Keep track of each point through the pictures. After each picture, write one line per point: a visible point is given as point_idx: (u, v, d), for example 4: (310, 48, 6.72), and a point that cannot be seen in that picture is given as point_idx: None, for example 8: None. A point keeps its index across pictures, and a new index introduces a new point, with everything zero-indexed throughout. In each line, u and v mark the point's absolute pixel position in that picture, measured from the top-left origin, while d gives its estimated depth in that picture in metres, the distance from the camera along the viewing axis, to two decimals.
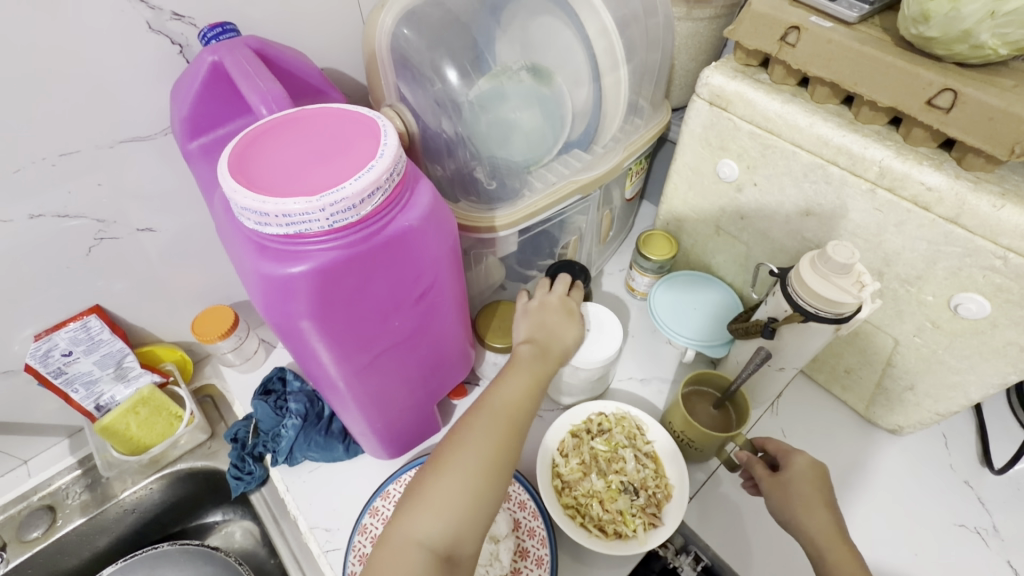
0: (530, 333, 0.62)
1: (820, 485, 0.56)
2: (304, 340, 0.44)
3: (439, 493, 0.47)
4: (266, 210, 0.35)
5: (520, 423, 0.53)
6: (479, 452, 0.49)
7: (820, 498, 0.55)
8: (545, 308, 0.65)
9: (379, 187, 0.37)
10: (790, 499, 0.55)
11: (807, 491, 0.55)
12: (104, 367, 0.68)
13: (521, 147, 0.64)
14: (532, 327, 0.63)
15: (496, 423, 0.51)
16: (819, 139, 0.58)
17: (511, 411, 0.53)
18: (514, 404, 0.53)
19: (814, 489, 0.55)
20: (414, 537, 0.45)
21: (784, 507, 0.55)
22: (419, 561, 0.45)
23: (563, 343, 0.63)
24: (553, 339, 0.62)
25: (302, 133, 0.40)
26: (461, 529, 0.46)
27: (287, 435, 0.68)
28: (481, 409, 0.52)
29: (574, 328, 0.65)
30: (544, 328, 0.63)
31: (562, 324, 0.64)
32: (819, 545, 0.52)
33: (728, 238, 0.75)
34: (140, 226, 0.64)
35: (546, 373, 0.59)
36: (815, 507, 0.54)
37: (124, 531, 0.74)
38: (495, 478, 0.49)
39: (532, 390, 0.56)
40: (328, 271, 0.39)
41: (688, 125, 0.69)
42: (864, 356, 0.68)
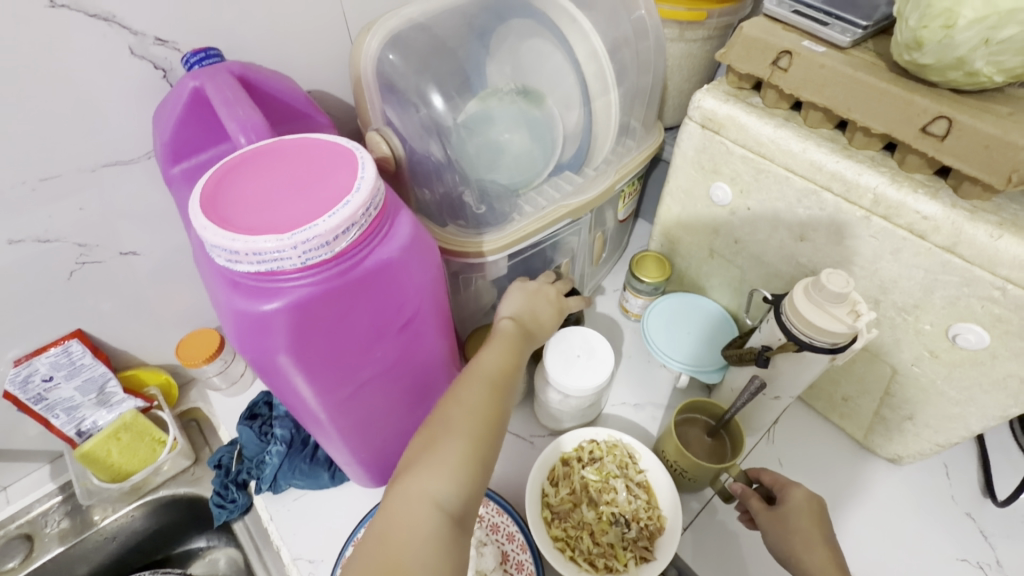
0: (517, 310, 0.60)
1: (818, 519, 0.54)
2: (282, 375, 0.43)
3: (446, 451, 0.44)
4: (236, 248, 0.34)
5: (509, 384, 0.52)
6: (479, 410, 0.47)
7: (819, 535, 0.53)
8: (540, 295, 0.64)
9: (355, 223, 0.36)
10: (790, 534, 0.53)
11: (806, 526, 0.53)
12: (86, 392, 0.66)
13: (510, 170, 0.64)
14: (520, 305, 0.61)
15: (489, 382, 0.50)
16: (812, 164, 0.57)
17: (501, 372, 0.52)
18: (503, 367, 0.52)
19: (813, 523, 0.53)
20: (426, 499, 0.42)
21: (784, 544, 0.53)
22: (435, 523, 0.41)
23: (542, 321, 0.62)
24: (537, 320, 0.61)
25: (277, 167, 0.39)
26: (473, 485, 0.44)
27: (271, 462, 0.67)
28: (471, 371, 0.51)
29: (556, 312, 0.64)
30: (529, 306, 0.62)
31: (544, 305, 0.64)
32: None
33: (722, 261, 0.74)
34: (125, 249, 0.63)
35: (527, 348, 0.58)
36: (814, 544, 0.52)
37: (103, 559, 0.72)
38: (496, 431, 0.47)
39: (516, 354, 0.55)
40: (304, 306, 0.38)
41: (681, 147, 0.68)
42: (862, 384, 0.66)
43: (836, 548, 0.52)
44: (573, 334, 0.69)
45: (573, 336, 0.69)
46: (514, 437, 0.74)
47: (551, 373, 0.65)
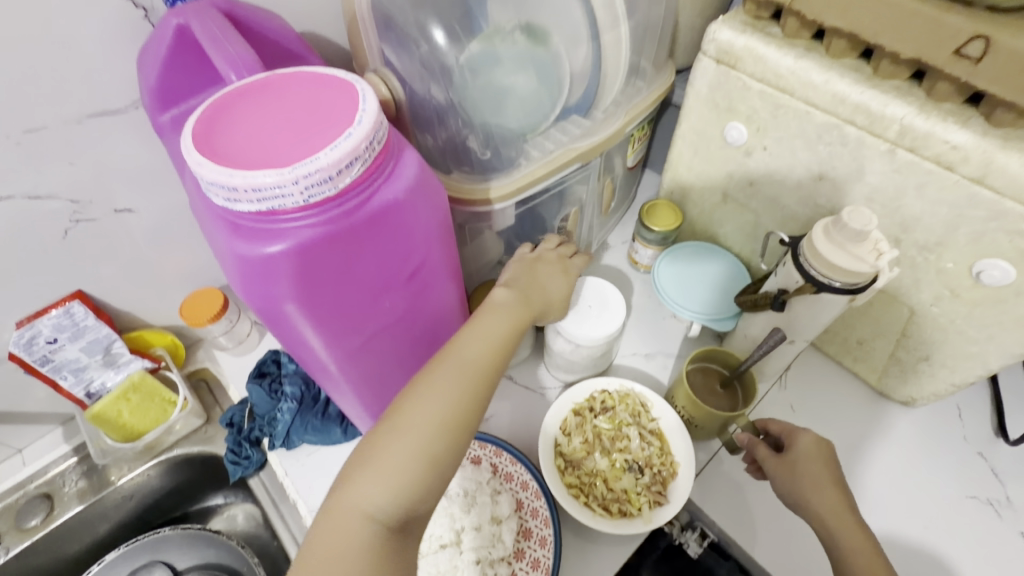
0: (513, 278, 0.59)
1: (828, 462, 0.54)
2: (290, 324, 0.42)
3: (395, 457, 0.43)
4: (234, 184, 0.32)
5: (483, 381, 0.49)
6: (433, 413, 0.45)
7: (829, 475, 0.53)
8: (542, 267, 0.62)
9: (358, 157, 0.34)
10: (796, 475, 0.54)
11: (815, 469, 0.53)
12: (92, 353, 0.66)
13: (516, 114, 0.60)
14: (517, 273, 0.60)
15: (455, 381, 0.47)
16: (835, 97, 0.54)
17: (472, 369, 0.49)
18: (477, 363, 0.49)
19: (821, 465, 0.53)
20: (362, 507, 0.42)
21: (792, 488, 0.53)
22: (367, 534, 0.41)
23: (546, 295, 0.60)
24: (534, 288, 0.59)
25: (275, 100, 0.36)
26: (415, 496, 0.43)
27: (283, 419, 0.67)
28: (439, 365, 0.48)
29: (563, 285, 0.62)
30: (526, 280, 0.59)
31: (544, 277, 0.61)
32: (828, 524, 0.50)
33: (735, 207, 0.72)
34: (119, 206, 0.60)
35: (516, 331, 0.54)
36: (823, 486, 0.52)
37: (123, 516, 0.73)
38: (451, 438, 0.45)
39: (496, 344, 0.51)
40: (308, 250, 0.36)
41: (694, 85, 0.65)
42: (878, 327, 0.65)
43: (845, 488, 0.53)
44: (585, 285, 0.68)
45: (585, 287, 0.67)
46: (524, 388, 0.74)
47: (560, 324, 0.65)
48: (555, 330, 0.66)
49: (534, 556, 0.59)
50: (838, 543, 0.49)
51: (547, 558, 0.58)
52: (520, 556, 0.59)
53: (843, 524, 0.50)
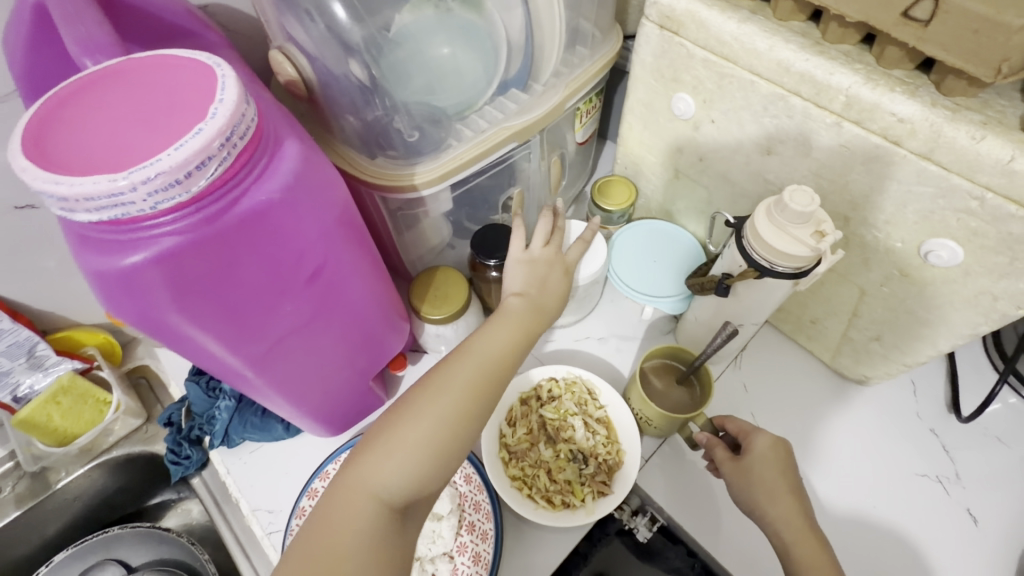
0: (525, 285, 0.55)
1: (783, 468, 0.52)
2: (179, 338, 0.39)
3: (402, 441, 0.43)
4: (61, 194, 0.28)
5: (498, 375, 0.48)
6: (447, 401, 0.45)
7: (784, 484, 0.51)
8: (552, 268, 0.58)
9: (212, 156, 0.30)
10: (755, 483, 0.51)
11: (771, 475, 0.51)
12: (13, 357, 0.63)
13: (446, 91, 0.56)
14: (526, 276, 0.56)
15: (473, 372, 0.47)
16: (779, 65, 0.50)
17: (492, 362, 0.48)
18: (492, 359, 0.49)
19: (778, 471, 0.52)
20: (367, 488, 0.42)
21: (749, 496, 0.52)
22: (371, 517, 0.41)
23: (554, 299, 0.56)
24: (547, 295, 0.55)
25: (124, 93, 0.32)
26: (423, 481, 0.43)
27: (221, 417, 0.65)
28: (458, 356, 0.48)
29: (568, 283, 0.58)
30: (536, 280, 0.56)
31: (556, 279, 0.57)
32: (784, 535, 0.49)
33: (688, 182, 0.68)
34: (18, 203, 0.56)
35: (532, 331, 0.53)
36: (780, 495, 0.51)
37: (72, 517, 0.72)
38: (464, 429, 0.45)
39: (518, 338, 0.51)
40: (175, 258, 0.33)
41: (639, 54, 0.60)
42: (830, 307, 0.63)
43: (801, 495, 0.52)
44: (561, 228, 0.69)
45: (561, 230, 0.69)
46: None
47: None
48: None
49: (476, 550, 0.58)
50: (794, 552, 0.48)
51: (489, 551, 0.58)
52: (461, 551, 0.58)
53: (799, 535, 0.49)
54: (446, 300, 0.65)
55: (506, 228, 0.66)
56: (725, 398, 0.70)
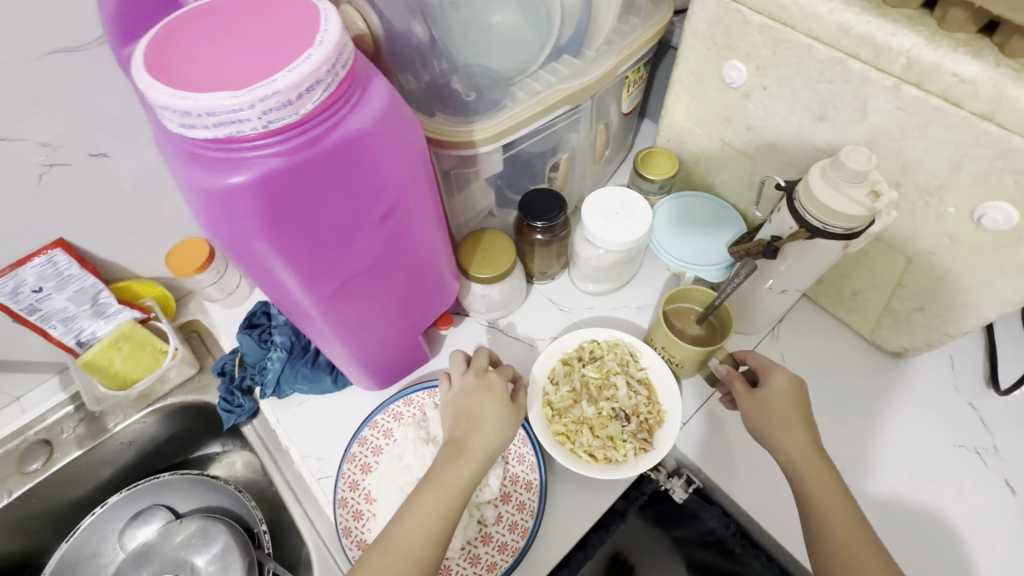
0: (454, 428, 0.54)
1: (798, 402, 0.54)
2: (262, 266, 0.40)
3: None
4: (186, 107, 0.30)
5: (424, 552, 0.46)
6: None
7: (798, 415, 0.53)
8: (486, 395, 0.55)
9: (320, 81, 0.32)
10: (770, 413, 0.54)
11: (785, 408, 0.53)
12: (79, 302, 0.66)
13: (502, 53, 0.58)
14: (456, 416, 0.55)
15: (393, 562, 0.45)
16: (838, 28, 0.50)
17: (411, 546, 0.46)
18: (415, 540, 0.46)
19: (792, 403, 0.54)
20: None
21: (762, 425, 0.54)
22: None
23: (484, 432, 0.53)
24: (478, 426, 0.53)
25: (232, 24, 0.34)
26: None
27: (273, 367, 0.68)
28: (380, 546, 0.46)
29: (501, 403, 0.55)
30: (462, 419, 0.54)
31: (489, 406, 0.54)
32: (798, 466, 0.50)
33: (733, 153, 0.69)
34: (92, 151, 0.58)
35: (462, 480, 0.50)
36: (793, 425, 0.53)
37: (126, 462, 0.75)
38: None
39: (450, 496, 0.49)
40: (274, 182, 0.34)
41: (692, 21, 0.61)
42: (873, 278, 0.64)
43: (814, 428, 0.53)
44: (611, 192, 0.68)
45: (609, 194, 0.68)
46: (518, 341, 0.73)
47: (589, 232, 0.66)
48: (585, 236, 0.68)
49: (519, 499, 0.60)
50: (807, 480, 0.50)
51: (533, 501, 0.60)
52: (506, 499, 0.60)
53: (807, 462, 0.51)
54: (496, 261, 0.66)
55: (553, 193, 0.67)
56: None
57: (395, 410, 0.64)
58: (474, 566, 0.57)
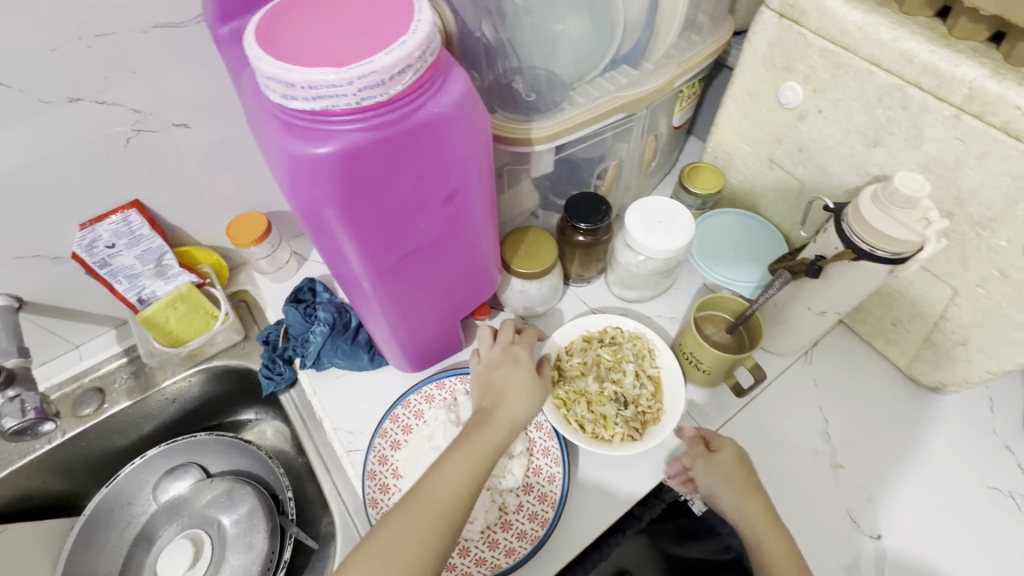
0: (482, 395, 0.58)
1: (746, 468, 0.59)
2: (329, 233, 0.43)
3: None
4: (292, 80, 0.33)
5: (452, 509, 0.49)
6: (393, 550, 0.46)
7: (750, 484, 0.58)
8: (512, 364, 0.59)
9: (410, 66, 0.35)
10: (725, 488, 0.58)
11: (737, 475, 0.58)
12: (145, 262, 0.70)
13: (566, 58, 0.60)
14: (484, 385, 0.58)
15: (423, 512, 0.48)
16: (902, 55, 0.51)
17: (443, 498, 0.49)
18: (447, 493, 0.49)
19: (742, 474, 0.58)
20: None
21: (720, 492, 0.58)
22: None
23: (510, 400, 0.56)
24: (507, 392, 0.56)
25: (335, 10, 0.37)
26: None
27: (315, 340, 0.70)
28: (413, 498, 0.49)
29: (529, 374, 0.58)
30: (490, 390, 0.57)
31: (519, 378, 0.57)
32: (759, 541, 0.55)
33: (781, 173, 0.70)
34: (175, 121, 0.63)
35: (490, 443, 0.53)
36: (749, 494, 0.57)
37: (167, 417, 0.79)
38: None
39: (480, 456, 0.52)
40: (356, 154, 0.37)
41: (752, 41, 0.63)
42: (915, 309, 0.63)
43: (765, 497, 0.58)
44: (654, 201, 0.68)
45: (654, 203, 0.68)
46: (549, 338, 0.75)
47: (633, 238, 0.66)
48: (626, 242, 0.69)
49: (541, 491, 0.61)
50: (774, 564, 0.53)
51: (554, 493, 0.61)
52: (528, 490, 0.62)
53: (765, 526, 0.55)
54: (539, 258, 0.68)
55: (596, 196, 0.69)
56: (792, 391, 0.71)
57: (427, 392, 0.66)
58: (493, 550, 0.59)
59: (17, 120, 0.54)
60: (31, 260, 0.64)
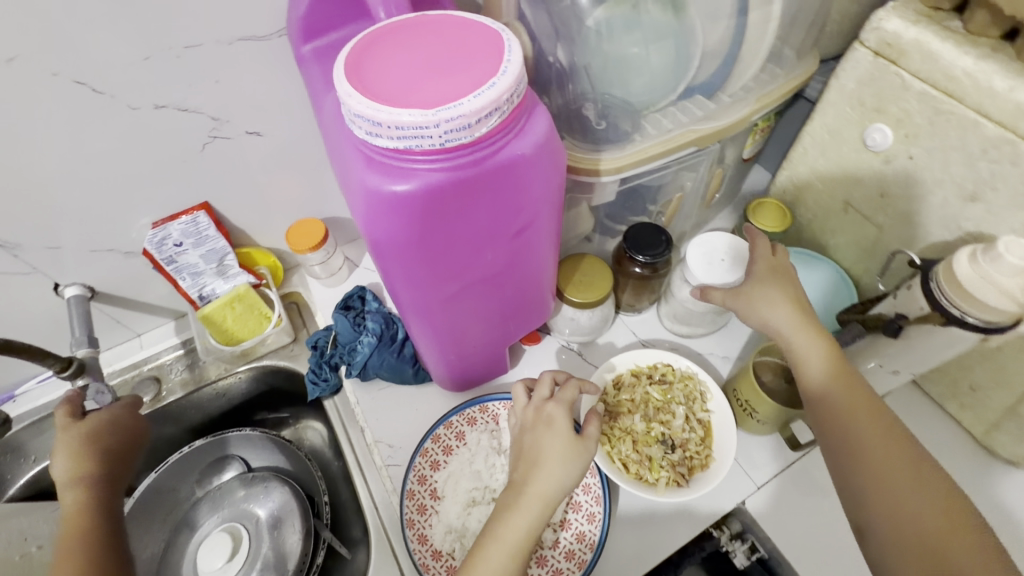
0: (516, 463, 0.53)
1: (782, 281, 0.56)
2: (397, 266, 0.42)
3: None
4: (380, 119, 0.33)
5: None
6: None
7: (785, 294, 0.55)
8: (544, 428, 0.53)
9: (498, 109, 0.34)
10: (830, 361, 0.52)
11: (770, 289, 0.55)
12: (208, 261, 0.72)
13: (640, 86, 0.58)
14: (517, 451, 0.54)
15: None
16: (1016, 108, 0.47)
17: None
18: None
19: (780, 287, 0.55)
20: None
21: (751, 314, 0.55)
22: None
23: (542, 472, 0.50)
24: (540, 462, 0.51)
25: (424, 44, 0.37)
26: None
27: (363, 351, 0.70)
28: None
29: (562, 442, 0.51)
30: (523, 458, 0.52)
31: (549, 446, 0.51)
32: (803, 361, 0.52)
33: (858, 218, 0.66)
34: (249, 129, 0.64)
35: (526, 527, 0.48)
36: (781, 304, 0.54)
37: (214, 410, 0.81)
38: None
39: (515, 548, 0.48)
40: (434, 193, 0.37)
41: (841, 78, 0.59)
42: (1001, 377, 0.59)
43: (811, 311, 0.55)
44: (719, 238, 0.65)
45: (716, 240, 0.65)
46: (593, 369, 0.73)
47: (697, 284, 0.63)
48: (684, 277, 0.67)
49: (579, 529, 0.60)
50: (831, 400, 0.50)
51: (593, 534, 0.59)
52: (564, 525, 0.60)
53: (812, 350, 0.52)
54: (594, 285, 0.66)
55: (655, 227, 0.67)
56: None
57: (470, 414, 0.66)
58: None
59: (105, 123, 0.56)
60: (105, 253, 0.67)
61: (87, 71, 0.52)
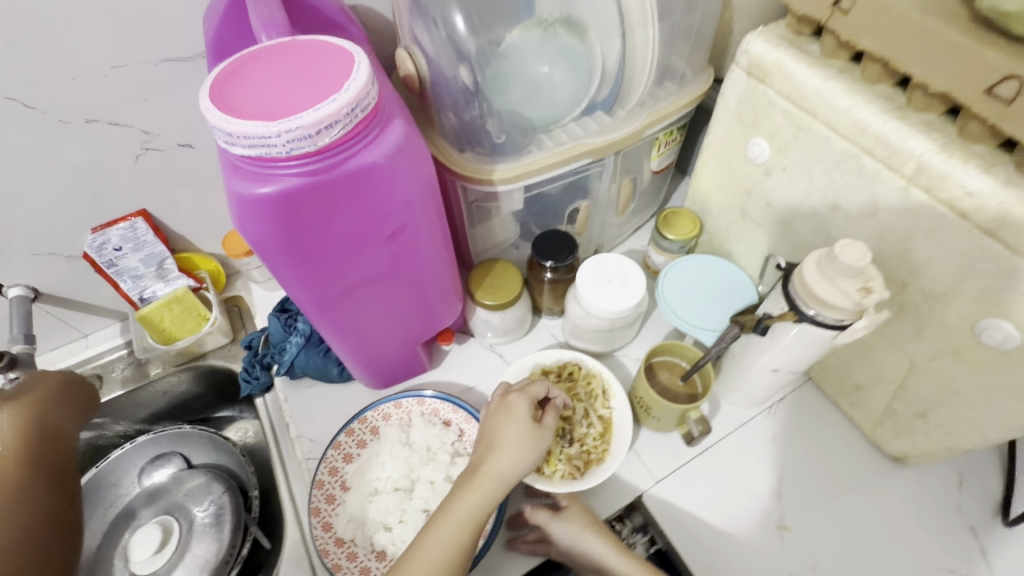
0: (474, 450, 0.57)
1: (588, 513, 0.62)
2: (276, 266, 0.46)
3: None
4: (229, 130, 0.37)
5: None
6: None
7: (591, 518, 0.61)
8: (502, 416, 0.58)
9: (339, 120, 0.39)
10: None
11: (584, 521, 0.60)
12: (148, 265, 0.77)
13: (537, 102, 0.62)
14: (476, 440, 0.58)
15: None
16: (855, 124, 0.51)
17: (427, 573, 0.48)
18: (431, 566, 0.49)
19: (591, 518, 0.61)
20: None
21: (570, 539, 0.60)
22: None
23: (499, 454, 0.54)
24: (497, 447, 0.55)
25: (284, 66, 0.42)
26: None
27: (290, 350, 0.73)
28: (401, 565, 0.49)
29: (519, 426, 0.56)
30: (483, 443, 0.57)
31: (507, 432, 0.56)
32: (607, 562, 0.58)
33: (751, 225, 0.70)
34: (180, 141, 0.69)
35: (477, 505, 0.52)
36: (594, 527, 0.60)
37: (158, 408, 0.85)
38: None
39: (467, 524, 0.51)
40: (292, 196, 0.41)
41: (723, 96, 0.64)
42: (877, 374, 0.62)
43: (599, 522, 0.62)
44: (612, 259, 0.70)
45: (611, 261, 0.69)
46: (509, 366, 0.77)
47: (581, 291, 0.68)
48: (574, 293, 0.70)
49: None
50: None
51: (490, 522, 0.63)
52: None
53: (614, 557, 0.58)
54: (503, 289, 0.70)
55: (563, 234, 0.71)
56: (748, 443, 0.70)
57: (384, 410, 0.69)
58: None
59: (39, 135, 0.61)
60: (48, 256, 0.72)
61: (18, 88, 0.57)
